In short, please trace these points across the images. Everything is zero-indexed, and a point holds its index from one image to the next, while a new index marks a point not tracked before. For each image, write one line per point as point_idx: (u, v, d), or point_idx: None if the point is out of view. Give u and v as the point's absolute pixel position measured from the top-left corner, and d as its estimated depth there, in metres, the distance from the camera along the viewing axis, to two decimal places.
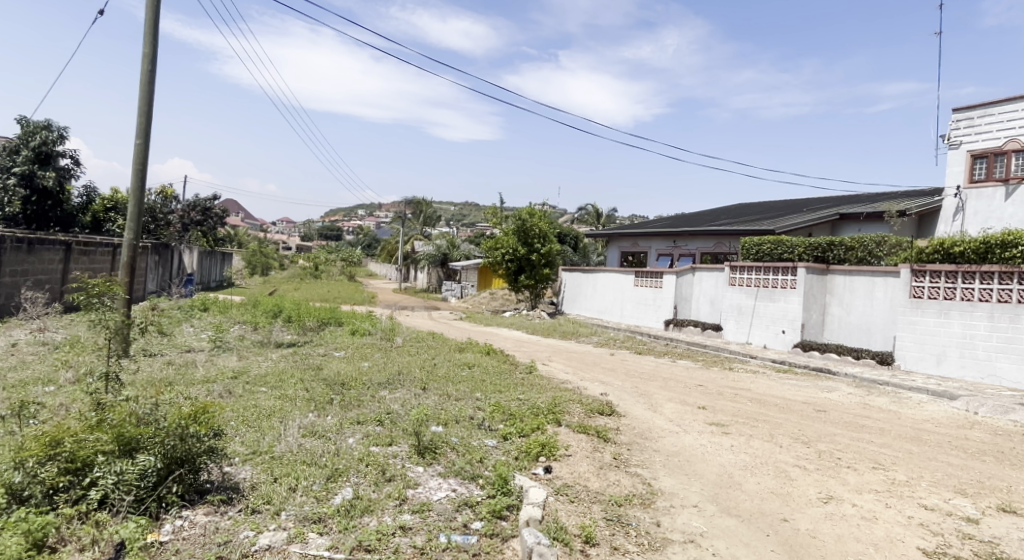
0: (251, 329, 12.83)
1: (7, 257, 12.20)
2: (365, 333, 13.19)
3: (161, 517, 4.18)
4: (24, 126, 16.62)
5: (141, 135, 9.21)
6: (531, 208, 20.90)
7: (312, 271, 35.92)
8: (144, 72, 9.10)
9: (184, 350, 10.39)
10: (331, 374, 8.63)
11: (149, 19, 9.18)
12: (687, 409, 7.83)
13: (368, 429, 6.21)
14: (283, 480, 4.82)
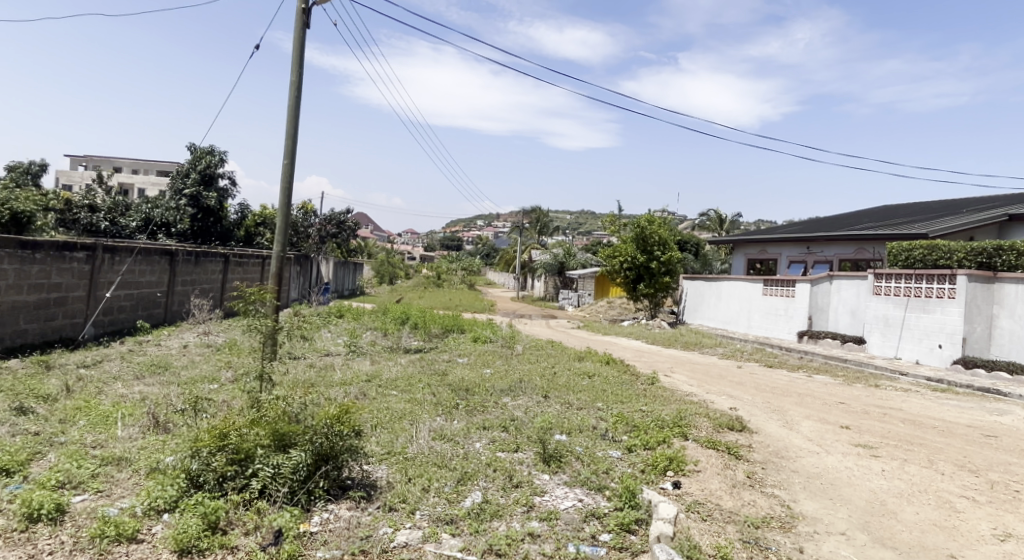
0: (382, 335, 13.55)
1: (180, 269, 13.72)
2: (486, 341, 13.51)
3: (310, 509, 4.49)
4: (192, 151, 18.75)
5: (288, 157, 10.04)
6: (650, 216, 20.49)
7: (435, 280, 37.31)
8: (292, 99, 9.93)
9: (323, 353, 11.17)
10: (456, 380, 8.92)
11: (296, 50, 10.00)
12: (828, 428, 7.33)
13: (493, 435, 6.35)
14: (416, 481, 5.04)
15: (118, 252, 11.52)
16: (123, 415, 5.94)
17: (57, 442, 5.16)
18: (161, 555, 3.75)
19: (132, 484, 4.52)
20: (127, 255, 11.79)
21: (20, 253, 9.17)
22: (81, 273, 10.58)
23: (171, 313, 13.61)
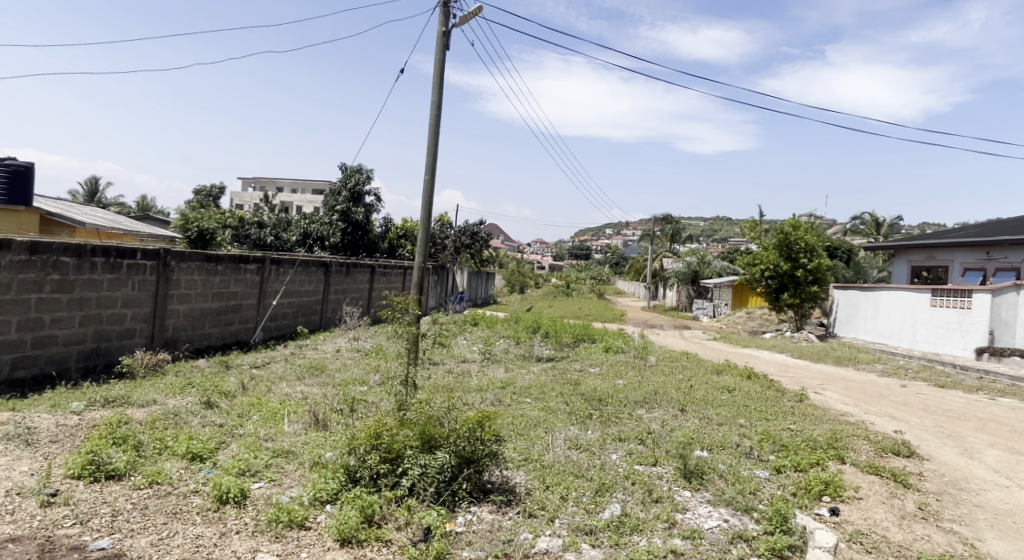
0: (514, 343, 13.80)
1: (333, 278, 14.82)
2: (618, 351, 13.33)
3: (455, 509, 4.65)
4: (344, 170, 20.09)
5: (428, 173, 10.55)
6: (794, 220, 19.28)
7: (564, 289, 37.47)
8: (432, 117, 10.44)
9: (460, 359, 11.58)
10: (588, 389, 8.88)
11: (436, 71, 10.51)
12: (1017, 458, 6.49)
13: (630, 447, 6.26)
14: (554, 489, 5.07)
15: (283, 264, 12.67)
16: (289, 412, 6.49)
17: (236, 434, 5.74)
18: (326, 543, 4.04)
19: (299, 476, 4.92)
20: (290, 267, 12.94)
21: (206, 265, 10.34)
22: (253, 282, 11.74)
23: (326, 319, 14.73)
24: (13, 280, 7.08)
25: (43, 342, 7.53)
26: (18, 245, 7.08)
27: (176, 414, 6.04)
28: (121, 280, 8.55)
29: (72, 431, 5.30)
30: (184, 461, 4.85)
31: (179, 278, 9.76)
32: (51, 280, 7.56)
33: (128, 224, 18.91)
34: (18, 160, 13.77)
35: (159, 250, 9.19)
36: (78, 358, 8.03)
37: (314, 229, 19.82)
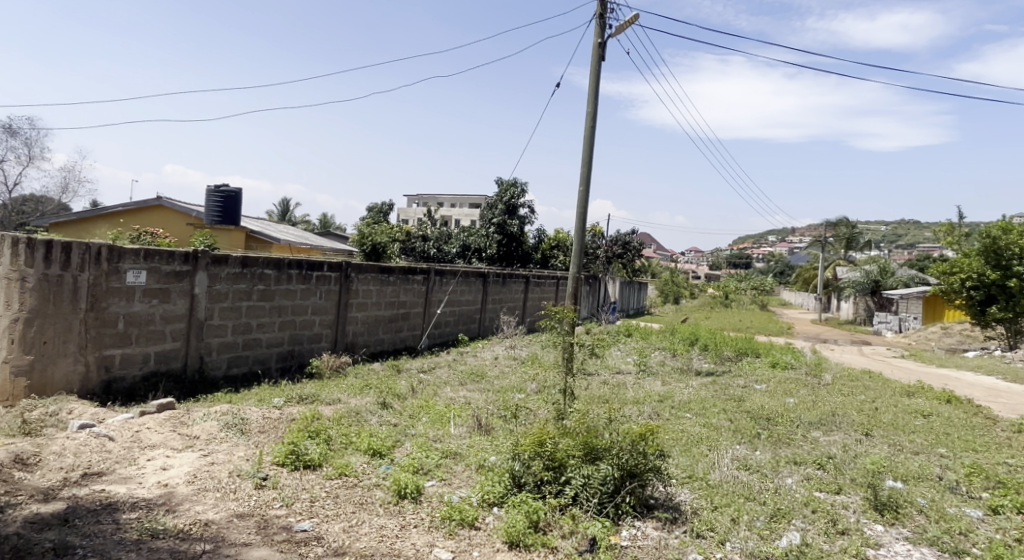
0: (672, 355, 13.39)
1: (491, 288, 15.32)
2: (787, 367, 12.46)
3: (619, 523, 4.57)
4: (500, 184, 20.67)
5: (583, 184, 10.58)
6: (1005, 222, 16.92)
7: (723, 300, 35.83)
8: (587, 128, 10.47)
9: (615, 371, 11.43)
10: (755, 407, 8.37)
11: (591, 82, 10.54)
12: None
13: (807, 472, 5.80)
14: (724, 511, 4.82)
15: (446, 274, 13.32)
16: (455, 416, 6.78)
17: (409, 433, 6.10)
18: (496, 544, 4.15)
19: (467, 477, 5.11)
20: (452, 277, 13.58)
21: (380, 275, 11.15)
22: (419, 292, 12.45)
23: (485, 327, 15.26)
24: (229, 289, 8.09)
25: (251, 344, 8.52)
26: (233, 258, 8.07)
27: (358, 412, 6.55)
28: (310, 290, 9.47)
29: (275, 423, 5.93)
30: (366, 455, 5.24)
31: (358, 287, 10.60)
32: (257, 289, 8.53)
33: (313, 239, 20.94)
34: (230, 186, 15.76)
35: (342, 262, 10.06)
36: (277, 359, 8.99)
37: (473, 241, 20.69)
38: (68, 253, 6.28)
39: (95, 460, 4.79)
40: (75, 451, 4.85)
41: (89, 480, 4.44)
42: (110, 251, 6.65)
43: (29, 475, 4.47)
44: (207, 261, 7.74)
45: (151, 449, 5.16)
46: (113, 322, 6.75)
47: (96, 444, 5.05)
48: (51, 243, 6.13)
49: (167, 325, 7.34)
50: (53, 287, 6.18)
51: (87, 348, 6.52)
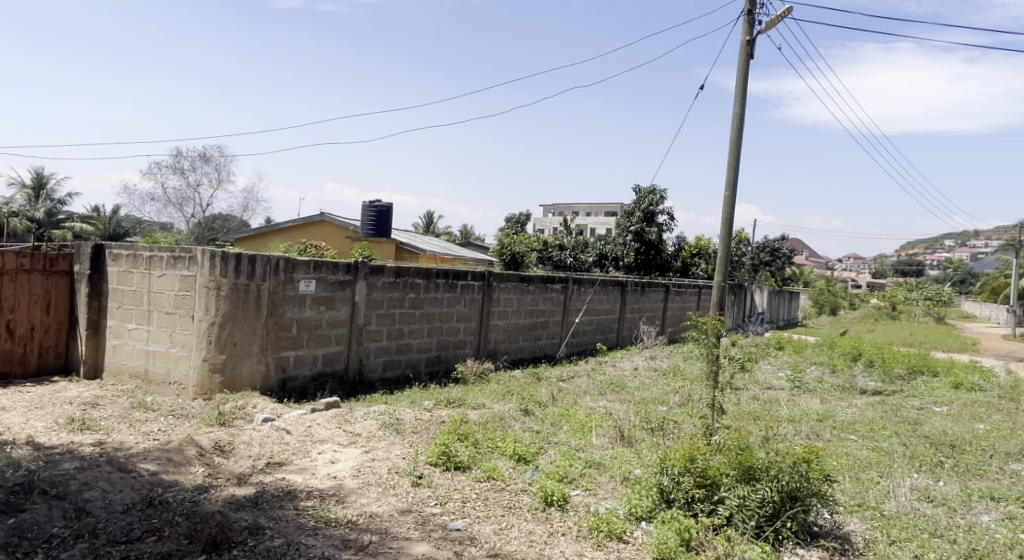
0: (830, 371, 12.41)
1: (629, 297, 15.08)
2: (973, 388, 11.08)
3: (779, 548, 4.29)
4: (638, 191, 20.30)
5: (730, 189, 10.14)
6: None
7: (890, 311, 32.66)
8: (734, 130, 10.04)
9: (766, 386, 10.78)
10: (933, 432, 7.53)
11: (739, 82, 10.10)
12: None
13: (1007, 510, 5.11)
14: (903, 546, 4.38)
15: (584, 283, 13.32)
16: (596, 426, 6.75)
17: (552, 441, 6.15)
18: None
19: (613, 488, 5.06)
20: (590, 286, 13.56)
21: (520, 284, 11.37)
22: (558, 300, 12.54)
23: (624, 337, 15.04)
24: (385, 297, 8.64)
25: (403, 349, 9.03)
26: (388, 269, 8.61)
27: (502, 418, 6.72)
28: (456, 298, 9.86)
29: (426, 424, 6.23)
30: (512, 460, 5.35)
31: (500, 296, 10.88)
32: (409, 297, 9.03)
33: (456, 250, 21.85)
34: (383, 201, 16.72)
35: (485, 271, 10.38)
36: (426, 363, 9.45)
37: (610, 249, 20.48)
38: (253, 264, 7.01)
39: (276, 451, 5.30)
40: (260, 442, 5.43)
41: (272, 468, 4.93)
42: (286, 262, 7.35)
43: (224, 460, 5.05)
44: (366, 271, 8.32)
45: (321, 443, 5.62)
46: (288, 326, 7.45)
47: (276, 436, 5.61)
48: (240, 256, 6.88)
49: (332, 330, 7.96)
50: (241, 294, 6.93)
51: (268, 350, 7.23)
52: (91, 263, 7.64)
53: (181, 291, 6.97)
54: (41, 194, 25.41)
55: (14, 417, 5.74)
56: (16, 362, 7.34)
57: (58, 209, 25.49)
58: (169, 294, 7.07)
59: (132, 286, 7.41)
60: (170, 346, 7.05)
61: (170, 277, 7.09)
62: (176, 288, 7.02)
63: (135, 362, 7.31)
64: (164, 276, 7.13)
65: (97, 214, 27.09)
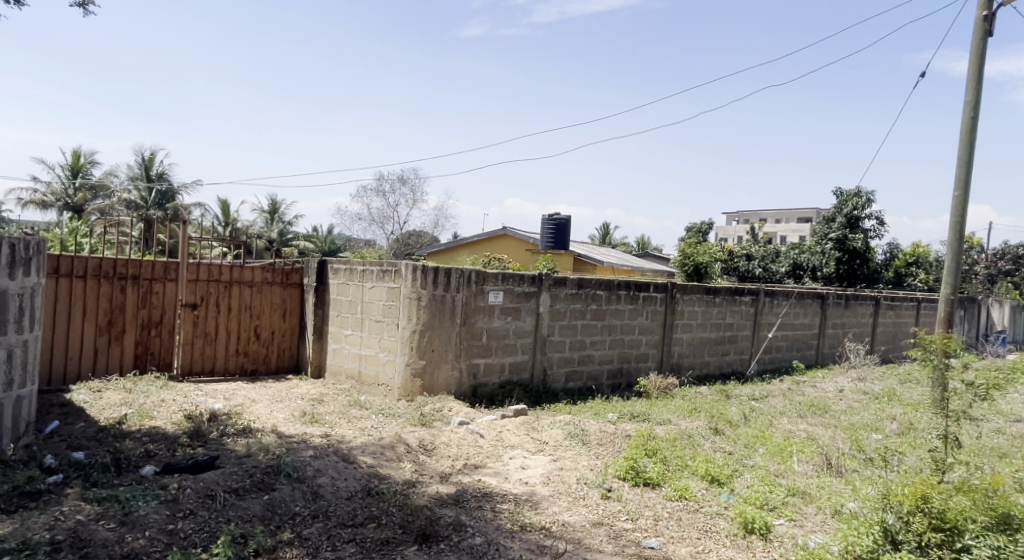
0: None
1: (831, 311, 13.84)
2: None
3: None
4: (841, 194, 18.66)
5: (960, 188, 8.94)
6: None
7: None
8: (966, 121, 8.85)
9: (1012, 419, 9.25)
10: None
11: (973, 66, 8.90)
12: None
13: None
14: None
15: (778, 296, 12.48)
16: (797, 451, 6.27)
17: (748, 464, 5.84)
18: None
19: (821, 522, 4.65)
20: (785, 299, 12.67)
21: (706, 296, 10.94)
22: (748, 314, 11.87)
23: (824, 356, 13.84)
24: (568, 308, 8.80)
25: (585, 360, 9.10)
26: (571, 280, 8.75)
27: (692, 436, 6.51)
28: (638, 310, 9.75)
29: (612, 437, 6.23)
30: (704, 481, 5.16)
31: (683, 308, 10.55)
32: (591, 309, 9.10)
33: (636, 262, 21.61)
34: (560, 214, 17.18)
35: (668, 283, 10.13)
36: (608, 376, 9.44)
37: (805, 258, 18.84)
38: (449, 276, 7.51)
39: (472, 453, 5.63)
40: (458, 444, 5.80)
41: (470, 469, 5.24)
42: (478, 275, 7.77)
43: (428, 458, 5.47)
44: (549, 283, 8.53)
45: (512, 448, 5.86)
46: (479, 335, 7.87)
47: (472, 439, 5.96)
48: (437, 269, 7.41)
49: (519, 339, 8.27)
50: (438, 305, 7.45)
51: (461, 357, 7.70)
52: (316, 276, 8.67)
53: (389, 301, 7.66)
54: (275, 216, 29.41)
55: (260, 408, 6.69)
56: (260, 361, 8.54)
57: (286, 229, 29.29)
58: (378, 303, 7.81)
59: (348, 297, 8.29)
60: (379, 351, 7.77)
61: (379, 288, 7.82)
62: (383, 299, 7.74)
63: (349, 364, 8.17)
64: (374, 287, 7.90)
65: (316, 232, 30.68)
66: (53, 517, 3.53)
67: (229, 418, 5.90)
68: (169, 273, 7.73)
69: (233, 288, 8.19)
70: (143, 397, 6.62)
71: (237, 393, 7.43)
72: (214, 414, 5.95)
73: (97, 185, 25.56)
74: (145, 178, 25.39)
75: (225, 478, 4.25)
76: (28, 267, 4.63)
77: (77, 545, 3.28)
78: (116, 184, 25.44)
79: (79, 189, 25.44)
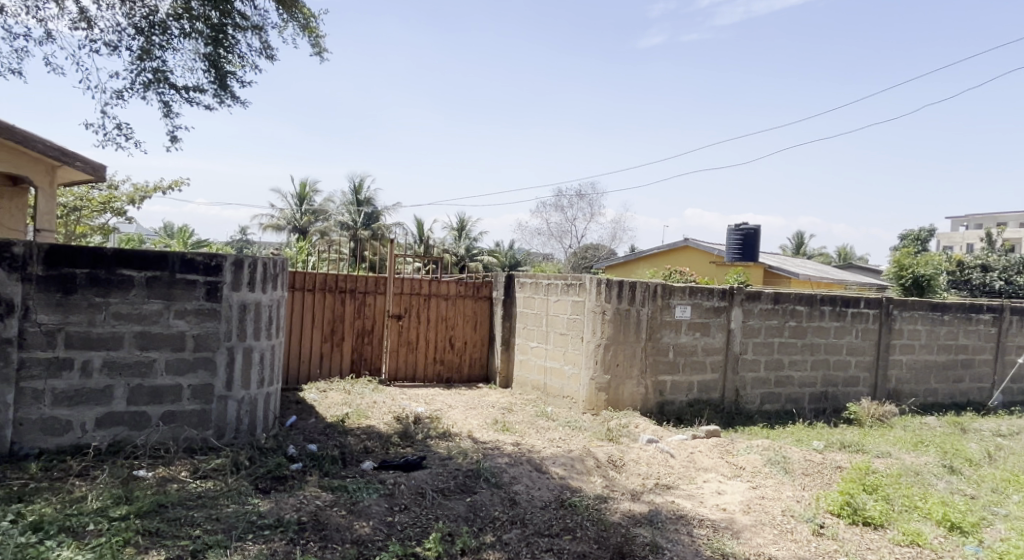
0: None
1: None
2: None
3: None
4: None
5: None
6: None
7: None
8: None
9: None
10: None
11: None
12: None
13: None
14: None
15: None
16: None
17: (996, 511, 5.06)
18: None
19: None
20: None
21: (931, 313, 9.69)
22: (988, 334, 10.30)
23: None
24: (763, 325, 8.29)
25: (784, 382, 8.50)
26: (766, 294, 8.25)
27: (920, 473, 5.79)
28: (846, 328, 8.90)
29: (819, 467, 5.74)
30: (941, 528, 4.55)
31: (902, 327, 9.44)
32: (790, 326, 8.48)
33: (841, 274, 19.77)
34: (747, 223, 16.23)
35: (883, 298, 9.13)
36: (811, 400, 8.72)
37: None
38: (634, 290, 7.44)
39: (663, 473, 5.51)
40: (648, 462, 5.71)
41: (662, 489, 5.14)
42: (664, 289, 7.62)
43: (617, 474, 5.44)
44: (742, 298, 8.11)
45: (705, 471, 5.64)
46: (666, 351, 7.69)
47: (662, 458, 5.83)
48: (622, 282, 7.38)
49: (708, 356, 7.95)
50: (622, 319, 7.41)
51: (647, 373, 7.58)
52: (504, 289, 9.06)
53: (574, 315, 7.77)
54: (463, 233, 31.22)
55: (457, 414, 7.12)
56: (454, 369, 9.09)
57: (473, 245, 30.96)
58: (563, 316, 7.95)
59: (534, 310, 8.55)
60: (564, 363, 7.89)
61: (564, 301, 7.96)
62: (568, 312, 7.86)
63: (536, 376, 8.41)
64: (559, 301, 8.06)
65: (501, 248, 32.04)
66: (299, 500, 4.05)
67: (431, 422, 6.35)
68: (379, 286, 8.52)
69: (431, 300, 8.82)
70: (359, 398, 7.36)
71: (436, 398, 7.97)
72: (418, 417, 6.45)
73: (318, 210, 29.01)
74: (355, 203, 28.31)
75: (433, 478, 4.58)
76: (275, 282, 5.37)
77: (318, 527, 3.72)
78: (333, 208, 28.68)
79: (304, 213, 29.02)
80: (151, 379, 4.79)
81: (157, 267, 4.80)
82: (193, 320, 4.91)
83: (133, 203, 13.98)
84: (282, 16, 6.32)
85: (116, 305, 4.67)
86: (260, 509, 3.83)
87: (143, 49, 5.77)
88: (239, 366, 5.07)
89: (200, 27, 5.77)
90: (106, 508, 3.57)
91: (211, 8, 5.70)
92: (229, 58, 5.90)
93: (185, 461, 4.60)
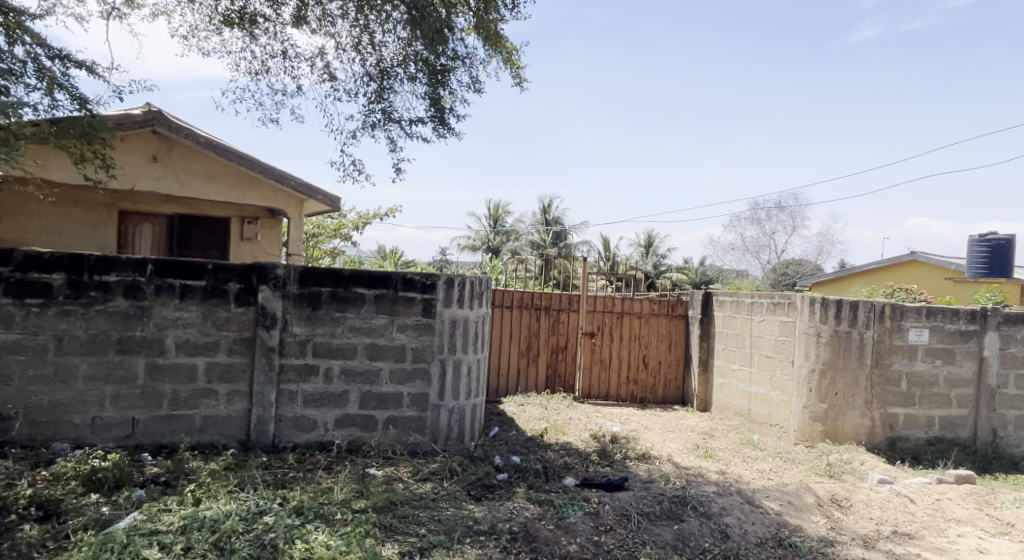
0: None
1: None
2: None
3: None
4: None
5: None
6: None
7: None
8: None
9: None
10: None
11: None
12: None
13: None
14: None
15: None
16: None
17: None
18: None
19: None
20: None
21: None
22: None
23: None
24: None
25: None
26: None
27: None
28: None
29: None
30: None
31: None
32: None
33: None
34: (998, 233, 13.51)
35: None
36: None
37: None
38: (856, 311, 6.72)
39: (902, 520, 4.85)
40: (881, 505, 5.06)
41: (900, 538, 4.52)
42: (893, 309, 6.78)
43: (843, 515, 4.90)
44: (998, 320, 6.95)
45: (958, 523, 4.88)
46: (897, 380, 6.81)
47: (899, 502, 5.14)
48: (841, 302, 6.71)
49: (951, 389, 6.91)
50: (841, 342, 6.71)
51: (873, 404, 6.78)
52: (702, 307, 8.70)
53: (782, 336, 7.20)
54: (651, 250, 30.67)
55: (655, 436, 6.93)
56: (649, 390, 8.89)
57: (661, 262, 30.26)
58: (769, 338, 7.41)
59: (736, 330, 8.08)
60: (771, 389, 7.35)
61: (770, 322, 7.43)
62: (776, 333, 7.31)
63: (738, 401, 7.93)
64: (765, 321, 7.52)
65: (693, 265, 30.92)
66: (508, 511, 4.17)
67: (629, 443, 6.24)
68: (573, 304, 8.60)
69: (625, 318, 8.73)
70: (556, 414, 7.47)
71: (632, 418, 7.84)
72: (615, 437, 6.38)
73: (509, 230, 30.29)
74: (544, 222, 29.11)
75: (637, 500, 4.48)
76: (480, 299, 5.68)
77: (528, 539, 3.80)
78: (523, 228, 29.75)
79: (498, 234, 30.44)
80: (378, 386, 5.27)
81: (383, 285, 5.28)
82: (412, 334, 5.32)
83: (357, 229, 15.69)
84: (489, 52, 6.72)
85: (351, 319, 5.22)
86: (476, 515, 4.02)
87: (376, 92, 6.45)
88: (450, 377, 5.41)
89: (422, 69, 6.31)
90: (348, 500, 3.98)
91: (430, 51, 6.21)
92: (446, 94, 6.39)
93: (407, 463, 5.00)
